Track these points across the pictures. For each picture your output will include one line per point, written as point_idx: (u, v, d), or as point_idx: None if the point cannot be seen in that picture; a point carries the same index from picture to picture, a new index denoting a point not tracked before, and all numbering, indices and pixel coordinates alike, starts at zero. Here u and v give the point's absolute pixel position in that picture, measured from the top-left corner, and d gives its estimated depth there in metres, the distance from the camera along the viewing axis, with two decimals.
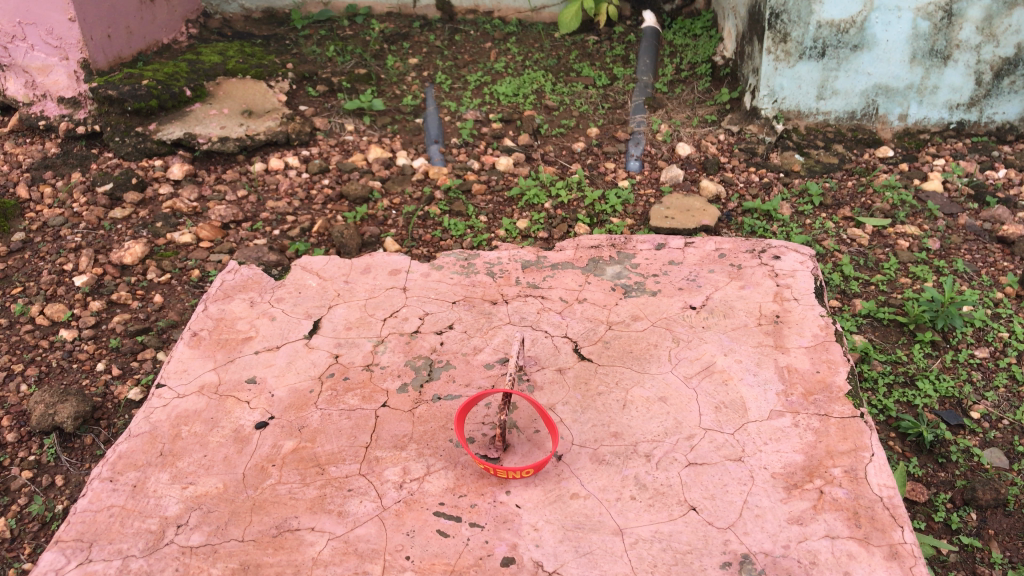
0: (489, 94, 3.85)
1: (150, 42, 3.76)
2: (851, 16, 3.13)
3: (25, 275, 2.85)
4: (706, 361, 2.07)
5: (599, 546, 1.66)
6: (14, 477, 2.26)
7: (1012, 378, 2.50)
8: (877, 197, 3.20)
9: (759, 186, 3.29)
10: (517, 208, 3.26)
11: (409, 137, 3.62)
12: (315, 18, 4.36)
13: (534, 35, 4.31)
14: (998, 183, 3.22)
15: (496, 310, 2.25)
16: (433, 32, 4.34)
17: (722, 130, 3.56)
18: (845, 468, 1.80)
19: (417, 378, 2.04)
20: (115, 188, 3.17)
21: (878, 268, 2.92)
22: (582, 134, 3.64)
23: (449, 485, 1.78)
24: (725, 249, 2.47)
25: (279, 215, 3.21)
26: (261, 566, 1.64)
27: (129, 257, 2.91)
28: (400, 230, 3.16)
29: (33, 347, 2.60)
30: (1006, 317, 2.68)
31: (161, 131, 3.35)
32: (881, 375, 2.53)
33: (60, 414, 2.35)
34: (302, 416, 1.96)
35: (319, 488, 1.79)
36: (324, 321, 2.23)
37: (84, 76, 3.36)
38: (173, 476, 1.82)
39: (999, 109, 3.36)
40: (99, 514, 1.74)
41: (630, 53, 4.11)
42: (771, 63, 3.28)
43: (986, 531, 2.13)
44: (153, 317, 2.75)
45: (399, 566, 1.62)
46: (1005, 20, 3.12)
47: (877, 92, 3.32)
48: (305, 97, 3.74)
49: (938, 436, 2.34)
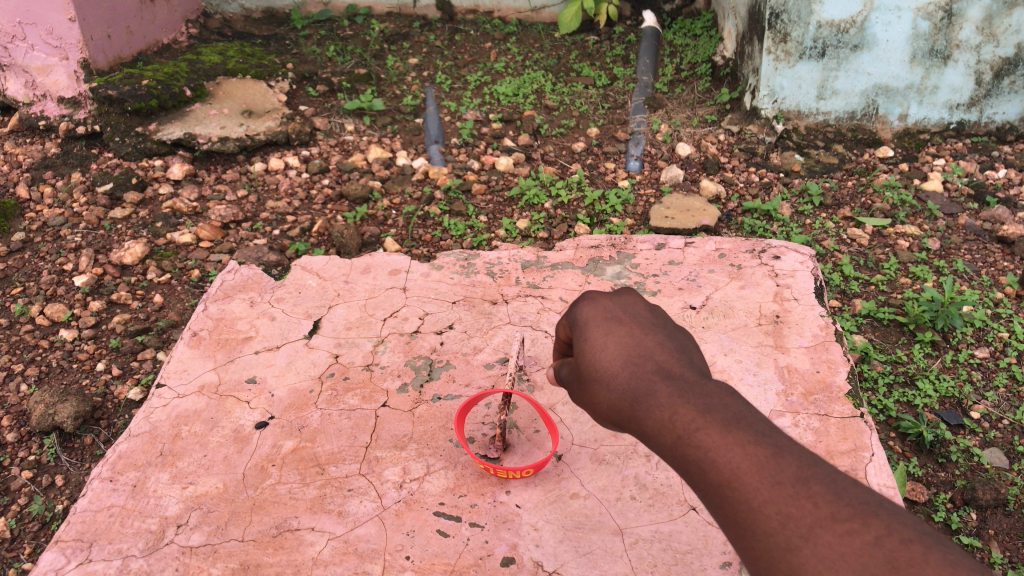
0: (489, 94, 3.85)
1: (150, 42, 3.76)
2: (851, 16, 3.14)
3: (25, 275, 2.85)
4: (706, 361, 2.06)
5: (599, 546, 1.66)
6: (13, 477, 2.26)
7: (1012, 378, 2.50)
8: (877, 197, 3.19)
9: (759, 186, 3.29)
10: (517, 208, 3.26)
11: (409, 137, 3.62)
12: (315, 18, 4.36)
13: (535, 35, 4.31)
14: (998, 183, 3.22)
15: (496, 310, 2.25)
16: (433, 32, 4.34)
17: (722, 130, 3.55)
18: (845, 468, 1.80)
19: (417, 378, 2.05)
20: (115, 188, 3.17)
21: (878, 268, 2.92)
22: (582, 134, 3.64)
23: (449, 485, 1.78)
24: (725, 249, 2.47)
25: (279, 215, 3.20)
26: (261, 566, 1.63)
27: (129, 257, 2.91)
28: (400, 230, 3.15)
29: (33, 347, 2.60)
30: (1006, 317, 2.68)
31: (161, 131, 3.35)
32: (881, 375, 2.53)
33: (60, 414, 2.35)
34: (302, 416, 1.96)
35: (319, 488, 1.79)
36: (325, 321, 2.23)
37: (84, 76, 3.37)
38: (173, 476, 1.82)
39: (999, 109, 3.36)
40: (99, 514, 1.74)
41: (630, 53, 4.11)
42: (771, 63, 3.29)
43: (986, 531, 2.13)
44: (153, 317, 2.75)
45: (399, 566, 1.61)
46: (1005, 20, 3.12)
47: (877, 92, 3.32)
48: (305, 97, 3.74)
49: (938, 437, 2.34)
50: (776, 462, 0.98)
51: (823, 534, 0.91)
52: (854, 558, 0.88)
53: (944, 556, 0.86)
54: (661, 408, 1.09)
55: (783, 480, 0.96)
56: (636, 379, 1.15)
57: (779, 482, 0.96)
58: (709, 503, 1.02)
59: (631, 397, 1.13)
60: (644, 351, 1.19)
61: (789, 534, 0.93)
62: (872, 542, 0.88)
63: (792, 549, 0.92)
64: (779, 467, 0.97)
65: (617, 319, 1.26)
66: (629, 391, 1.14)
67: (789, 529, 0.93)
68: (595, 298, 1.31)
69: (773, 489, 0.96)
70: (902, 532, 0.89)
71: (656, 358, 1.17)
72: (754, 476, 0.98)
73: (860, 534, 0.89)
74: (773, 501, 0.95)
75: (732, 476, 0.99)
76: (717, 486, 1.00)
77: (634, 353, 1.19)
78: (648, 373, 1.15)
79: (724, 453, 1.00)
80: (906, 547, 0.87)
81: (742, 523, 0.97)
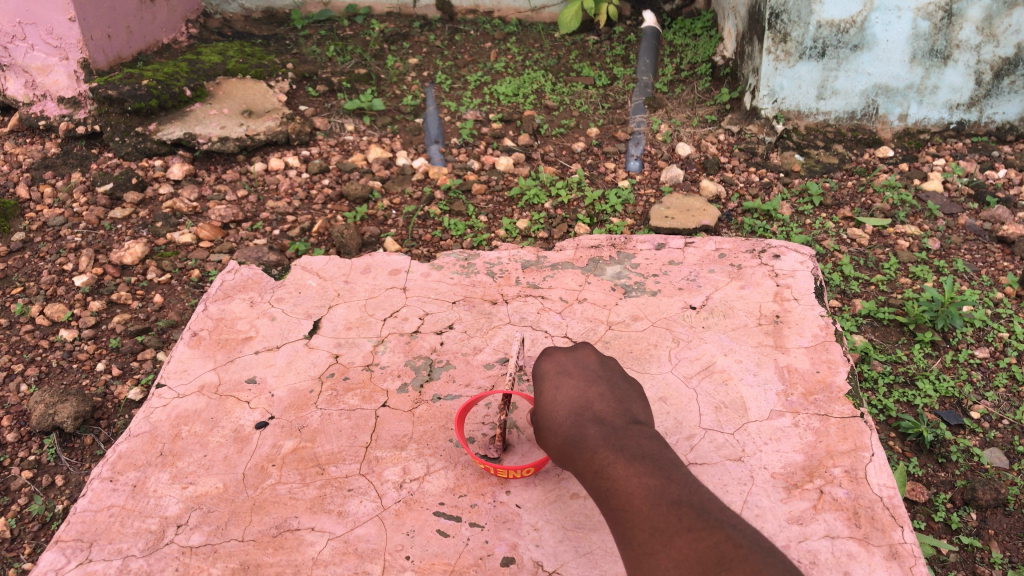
0: (489, 94, 3.85)
1: (150, 42, 3.76)
2: (851, 16, 3.14)
3: (25, 275, 2.85)
4: (705, 361, 2.07)
5: (599, 546, 1.66)
6: (13, 477, 2.26)
7: (1012, 378, 2.50)
8: (877, 197, 3.19)
9: (759, 186, 3.29)
10: (517, 208, 3.26)
11: (409, 137, 3.62)
12: (315, 18, 4.36)
13: (535, 35, 4.31)
14: (998, 183, 3.22)
15: (496, 310, 2.25)
16: (433, 32, 4.34)
17: (722, 130, 3.55)
18: (845, 468, 1.80)
19: (417, 378, 2.05)
20: (115, 188, 3.18)
21: (877, 268, 2.91)
22: (582, 134, 3.64)
23: (449, 485, 1.78)
24: (725, 249, 2.47)
25: (279, 215, 3.20)
26: (261, 566, 1.63)
27: (129, 257, 2.91)
28: (400, 230, 3.15)
29: (33, 347, 2.60)
30: (1006, 317, 2.68)
31: (161, 131, 3.35)
32: (881, 375, 2.53)
33: (60, 414, 2.35)
34: (302, 416, 1.96)
35: (319, 488, 1.79)
36: (325, 321, 2.23)
37: (84, 76, 3.37)
38: (173, 476, 1.82)
39: (999, 109, 3.36)
40: (99, 514, 1.74)
41: (630, 53, 4.12)
42: (771, 63, 3.29)
43: (986, 531, 2.13)
44: (153, 317, 2.75)
45: (399, 566, 1.62)
46: (1005, 20, 3.13)
47: (877, 92, 3.32)
48: (305, 97, 3.74)
49: (938, 436, 2.34)
50: (662, 490, 1.26)
51: (678, 541, 1.18)
52: (694, 560, 1.16)
53: (761, 560, 1.13)
54: (585, 445, 1.39)
55: (662, 501, 1.24)
56: (574, 422, 1.45)
57: (657, 504, 1.24)
58: (609, 521, 1.31)
59: (566, 435, 1.45)
60: (585, 400, 1.49)
61: (654, 542, 1.20)
62: (711, 548, 1.16)
63: (654, 553, 1.20)
64: (660, 494, 1.26)
65: (568, 372, 1.57)
66: (567, 433, 1.45)
67: (655, 538, 1.21)
68: (554, 352, 1.64)
69: (652, 508, 1.24)
70: (737, 543, 1.16)
71: (591, 407, 1.47)
72: (640, 499, 1.26)
73: (704, 541, 1.17)
74: (651, 517, 1.23)
75: (624, 499, 1.28)
76: (616, 507, 1.29)
77: (576, 400, 1.49)
78: (583, 418, 1.45)
79: (625, 482, 1.29)
80: (735, 552, 1.14)
81: (627, 534, 1.25)
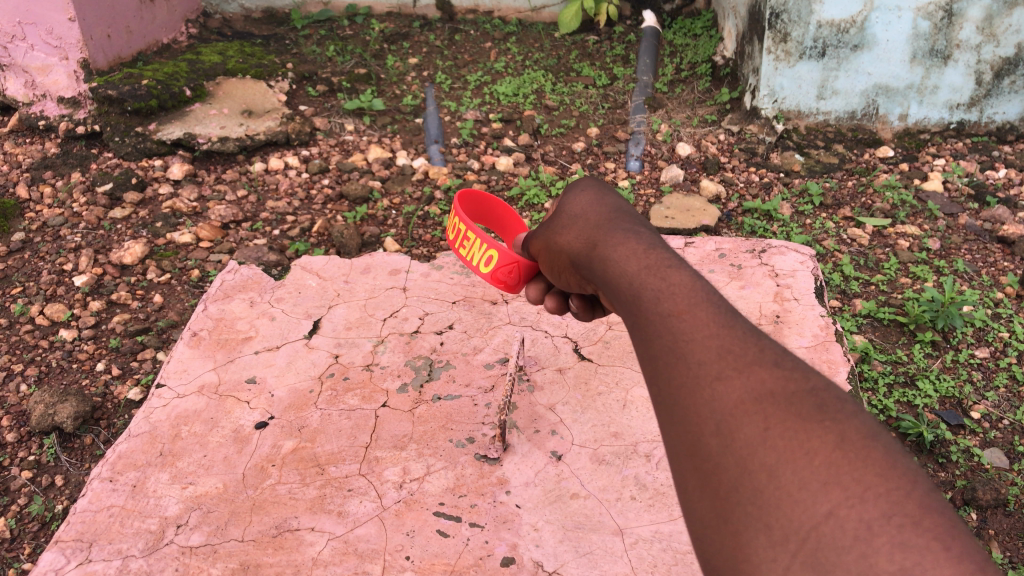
0: (489, 94, 3.85)
1: (150, 42, 3.76)
2: (851, 16, 3.15)
3: (25, 275, 2.85)
4: None
5: (599, 546, 1.66)
6: (13, 477, 2.25)
7: (1012, 378, 2.50)
8: (877, 197, 3.19)
9: (759, 186, 3.28)
10: (517, 208, 3.25)
11: (409, 137, 3.62)
12: (315, 18, 4.35)
13: (535, 35, 4.31)
14: (998, 183, 3.21)
15: (496, 310, 2.26)
16: (433, 32, 4.33)
17: (722, 130, 3.55)
18: None
19: (417, 378, 2.05)
20: (115, 188, 3.17)
21: (878, 268, 2.91)
22: (582, 134, 3.64)
23: (449, 485, 1.78)
24: (725, 249, 2.47)
25: (279, 215, 3.20)
26: (261, 566, 1.63)
27: (129, 257, 2.91)
28: (400, 230, 3.15)
29: (33, 347, 2.60)
30: (1006, 317, 2.68)
31: (161, 131, 3.35)
32: (881, 375, 2.52)
33: (60, 414, 2.34)
34: (302, 416, 1.96)
35: (319, 488, 1.79)
36: (325, 320, 2.23)
37: (84, 76, 3.38)
38: (173, 476, 1.82)
39: (1000, 109, 3.35)
40: (99, 514, 1.74)
41: (630, 53, 4.11)
42: (771, 63, 3.29)
43: (987, 531, 2.12)
44: (153, 317, 2.74)
45: (399, 566, 1.61)
46: (1005, 20, 3.13)
47: (877, 92, 3.32)
48: (305, 97, 3.74)
49: (938, 437, 2.33)
50: (735, 315, 0.91)
51: (759, 372, 0.83)
52: (783, 398, 0.80)
53: (873, 425, 0.80)
54: (631, 251, 1.05)
55: (736, 325, 0.88)
56: (615, 222, 1.15)
57: (731, 325, 0.88)
58: (641, 332, 0.95)
59: (605, 242, 1.11)
60: (634, 218, 1.18)
61: (722, 366, 0.84)
62: (808, 392, 0.81)
63: (719, 380, 0.83)
64: (732, 317, 0.90)
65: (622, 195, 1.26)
66: (607, 239, 1.12)
67: (725, 362, 0.84)
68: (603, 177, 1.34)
69: (722, 328, 0.88)
70: (840, 394, 0.82)
71: (644, 221, 1.18)
72: (708, 313, 0.90)
73: (799, 382, 0.82)
74: (719, 337, 0.87)
75: (682, 305, 0.92)
76: (663, 313, 0.92)
77: (621, 207, 1.23)
78: (632, 225, 1.14)
79: (687, 290, 0.93)
80: (842, 403, 0.80)
81: (677, 348, 0.88)
